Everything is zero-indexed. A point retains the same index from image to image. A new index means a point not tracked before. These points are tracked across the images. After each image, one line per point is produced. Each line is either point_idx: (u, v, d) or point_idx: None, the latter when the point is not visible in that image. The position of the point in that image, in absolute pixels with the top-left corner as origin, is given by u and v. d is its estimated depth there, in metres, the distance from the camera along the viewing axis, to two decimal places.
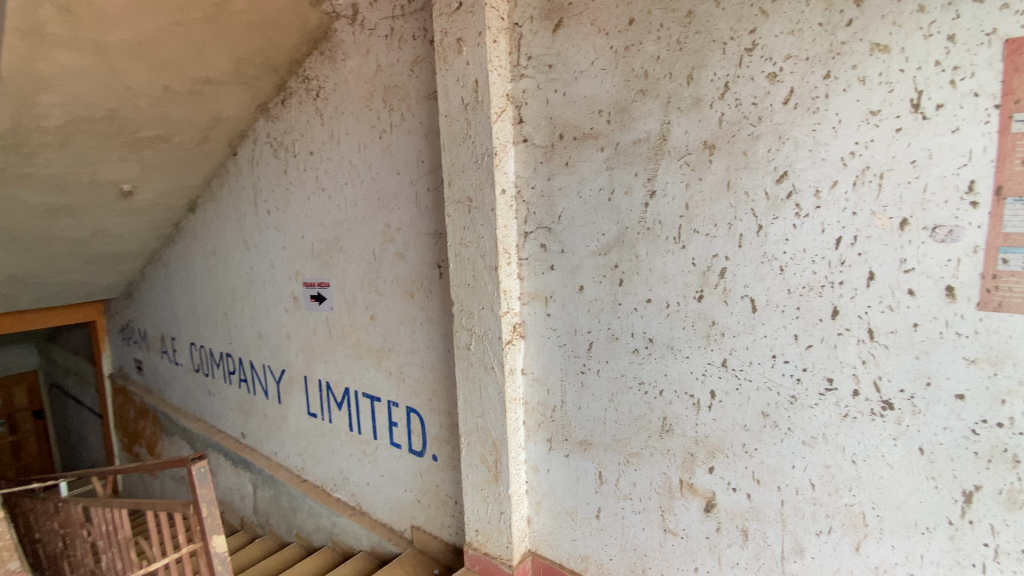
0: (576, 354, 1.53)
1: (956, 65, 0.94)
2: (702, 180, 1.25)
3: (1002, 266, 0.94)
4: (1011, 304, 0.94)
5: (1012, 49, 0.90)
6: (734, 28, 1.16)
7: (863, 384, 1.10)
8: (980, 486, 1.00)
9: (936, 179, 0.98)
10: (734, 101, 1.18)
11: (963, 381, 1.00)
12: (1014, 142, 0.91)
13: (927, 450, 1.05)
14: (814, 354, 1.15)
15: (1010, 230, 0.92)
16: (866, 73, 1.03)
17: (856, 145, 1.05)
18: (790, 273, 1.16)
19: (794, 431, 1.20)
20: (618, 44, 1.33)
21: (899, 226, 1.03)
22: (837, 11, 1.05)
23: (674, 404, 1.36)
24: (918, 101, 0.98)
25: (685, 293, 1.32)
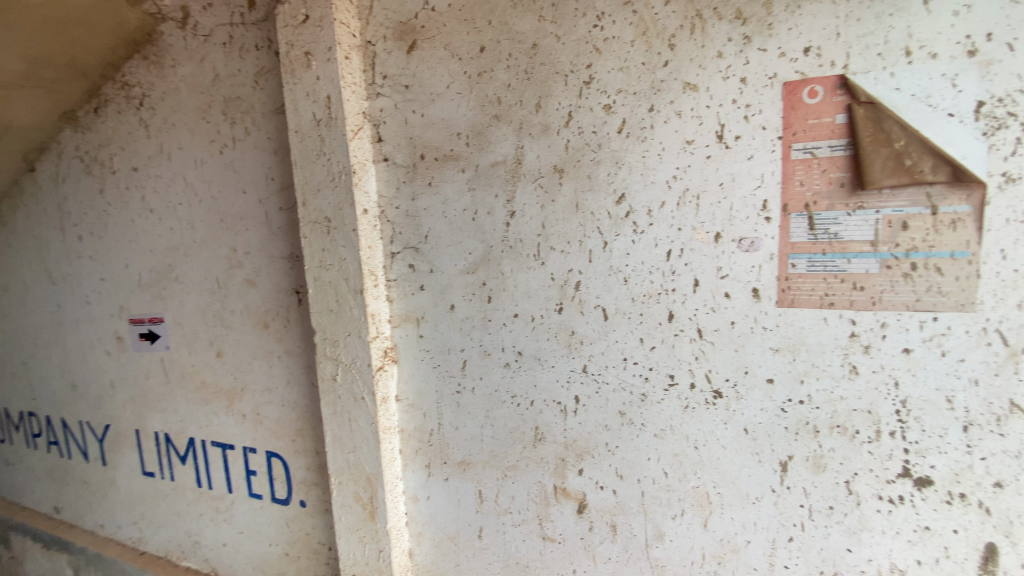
0: (450, 373, 1.52)
1: (748, 103, 1.14)
2: (554, 202, 1.34)
3: (792, 269, 1.14)
4: (800, 300, 1.14)
5: (789, 90, 1.11)
6: (574, 62, 1.27)
7: (698, 377, 1.25)
8: (792, 455, 1.19)
9: (739, 199, 1.16)
10: (577, 129, 1.29)
11: (771, 367, 1.19)
12: (794, 167, 1.12)
13: (749, 429, 1.22)
14: (657, 354, 1.29)
15: (795, 240, 1.13)
16: (680, 107, 1.19)
17: (677, 169, 1.21)
18: (633, 282, 1.29)
19: (647, 426, 1.31)
20: (471, 70, 1.37)
21: (714, 239, 1.20)
22: (655, 53, 1.20)
23: (545, 413, 1.42)
24: (721, 132, 1.16)
25: (547, 305, 1.39)
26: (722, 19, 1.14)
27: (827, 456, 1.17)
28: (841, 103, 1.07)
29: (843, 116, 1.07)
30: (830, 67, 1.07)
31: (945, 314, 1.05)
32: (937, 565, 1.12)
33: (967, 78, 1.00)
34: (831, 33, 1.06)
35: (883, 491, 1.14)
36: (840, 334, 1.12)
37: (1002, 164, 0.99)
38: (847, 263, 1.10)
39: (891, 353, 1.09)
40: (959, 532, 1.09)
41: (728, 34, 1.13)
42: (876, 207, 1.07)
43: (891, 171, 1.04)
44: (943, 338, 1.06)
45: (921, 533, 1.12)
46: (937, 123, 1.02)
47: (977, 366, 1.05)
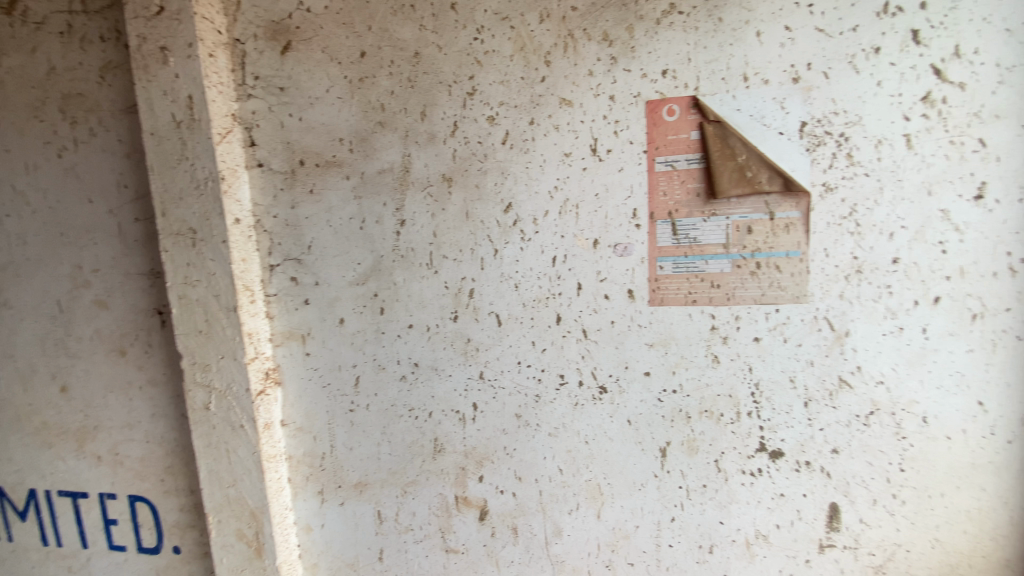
0: (342, 392, 1.45)
1: (617, 119, 1.26)
2: (445, 210, 1.34)
3: (661, 271, 1.30)
4: (668, 299, 1.30)
5: (652, 108, 1.25)
6: (456, 73, 1.29)
7: (585, 374, 1.36)
8: (670, 441, 1.35)
9: (612, 208, 1.30)
10: (463, 139, 1.31)
11: (647, 361, 1.33)
12: (658, 179, 1.27)
13: (632, 420, 1.35)
14: (548, 355, 1.36)
15: (661, 244, 1.29)
16: (558, 122, 1.28)
17: (558, 180, 1.30)
18: (523, 288, 1.35)
19: (542, 426, 1.37)
20: (352, 75, 1.34)
21: (593, 245, 1.32)
22: (533, 68, 1.27)
23: (443, 423, 1.41)
24: (595, 146, 1.28)
25: (441, 315, 1.38)
26: (591, 40, 1.24)
27: (698, 439, 1.34)
28: (694, 121, 1.24)
29: (695, 133, 1.24)
30: (684, 88, 1.23)
31: (784, 306, 1.27)
32: (792, 527, 1.32)
33: (792, 102, 1.20)
34: (684, 58, 1.22)
35: (745, 466, 1.33)
36: (702, 327, 1.30)
37: (822, 175, 1.21)
38: (705, 264, 1.28)
39: (745, 342, 1.29)
40: (808, 496, 1.31)
41: (597, 54, 1.24)
42: (725, 214, 1.25)
43: (735, 182, 1.23)
44: (784, 327, 1.27)
45: (778, 499, 1.32)
46: (773, 141, 1.21)
47: (813, 349, 1.27)
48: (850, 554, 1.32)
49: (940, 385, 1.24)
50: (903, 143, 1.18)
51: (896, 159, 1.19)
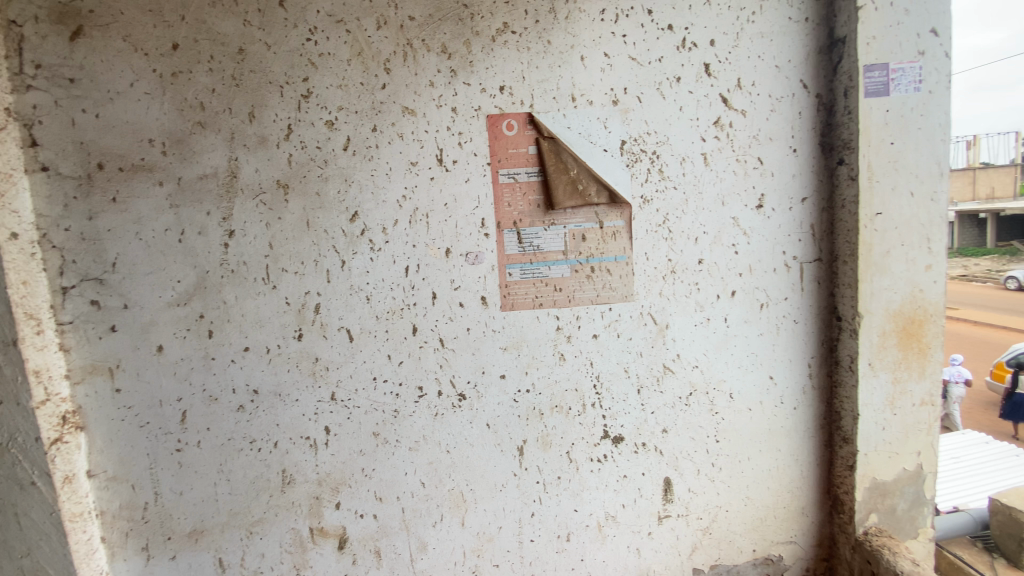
0: (166, 430, 1.29)
1: (460, 131, 1.33)
2: (281, 220, 1.28)
3: (511, 277, 1.39)
4: (519, 303, 1.40)
5: (493, 122, 1.35)
6: (289, 73, 1.25)
7: (444, 383, 1.39)
8: (526, 439, 1.44)
9: (461, 217, 1.35)
10: (299, 143, 1.26)
11: (502, 365, 1.41)
12: (503, 190, 1.37)
13: (491, 424, 1.42)
14: (405, 368, 1.37)
15: (510, 252, 1.38)
16: (402, 130, 1.30)
17: (406, 190, 1.32)
18: (375, 300, 1.34)
19: (401, 442, 1.38)
20: (163, 69, 1.20)
21: (445, 254, 1.35)
22: (373, 74, 1.28)
23: (292, 452, 1.34)
24: (440, 156, 1.33)
25: (284, 334, 1.31)
26: (430, 51, 1.30)
27: (551, 434, 1.45)
28: (530, 137, 1.37)
29: (532, 147, 1.37)
30: (520, 104, 1.35)
31: (616, 304, 1.45)
32: (635, 505, 1.51)
33: (613, 122, 1.40)
34: (518, 76, 1.34)
35: (593, 454, 1.48)
36: (549, 329, 1.42)
37: (640, 189, 1.42)
38: (548, 269, 1.41)
39: (586, 339, 1.45)
40: (647, 474, 1.51)
41: (436, 66, 1.30)
42: (563, 224, 1.40)
43: (569, 194, 1.38)
44: (617, 323, 1.45)
45: (622, 480, 1.50)
46: (600, 156, 1.39)
47: (642, 342, 1.46)
48: (683, 521, 1.54)
49: (741, 364, 1.51)
50: (701, 160, 1.43)
51: (697, 174, 1.43)
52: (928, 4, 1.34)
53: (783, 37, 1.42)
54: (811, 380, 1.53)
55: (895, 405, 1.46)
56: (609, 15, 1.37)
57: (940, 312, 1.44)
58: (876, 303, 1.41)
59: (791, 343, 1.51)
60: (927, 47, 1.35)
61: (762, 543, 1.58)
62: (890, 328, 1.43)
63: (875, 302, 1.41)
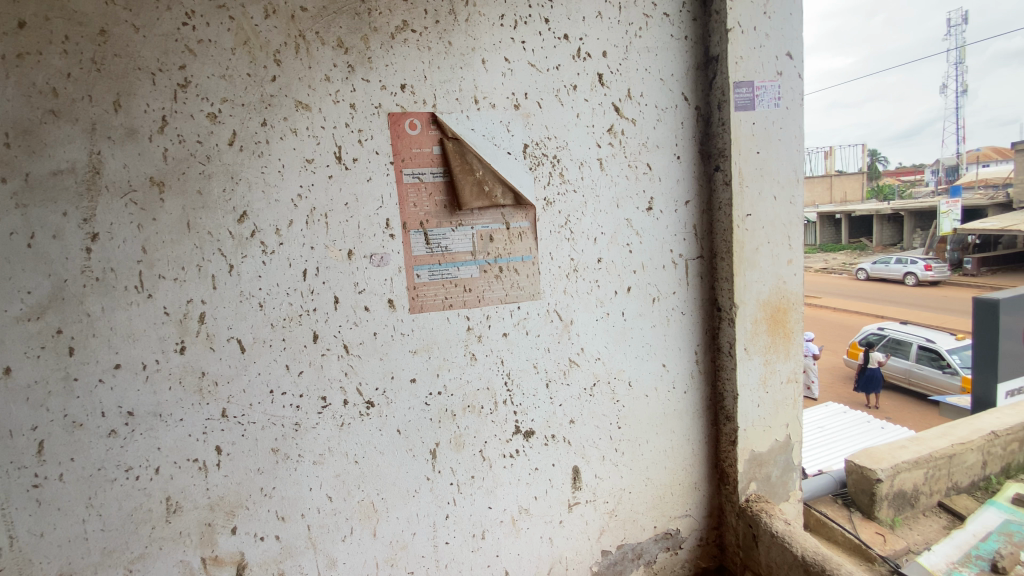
0: (18, 464, 1.12)
1: (360, 128, 1.30)
2: (156, 220, 1.16)
3: (418, 279, 1.39)
4: (427, 305, 1.40)
5: (394, 120, 1.33)
6: (161, 60, 1.14)
7: (350, 392, 1.34)
8: (439, 442, 1.44)
9: (364, 218, 1.32)
10: (175, 137, 1.16)
11: (412, 368, 1.40)
12: (408, 190, 1.35)
13: (403, 429, 1.40)
14: (306, 378, 1.31)
15: (416, 253, 1.38)
16: (295, 125, 1.24)
17: (301, 188, 1.26)
18: (269, 307, 1.26)
19: (304, 456, 1.32)
20: (4, 49, 1.05)
21: (347, 256, 1.31)
22: (261, 65, 1.21)
23: (177, 477, 1.22)
24: (339, 154, 1.29)
25: (162, 348, 1.19)
26: (325, 44, 1.25)
27: (464, 434, 1.46)
28: (434, 137, 1.37)
29: (437, 148, 1.37)
30: (422, 104, 1.35)
31: (524, 303, 1.48)
32: (546, 495, 1.56)
33: (515, 125, 1.44)
34: (420, 75, 1.34)
35: (506, 450, 1.51)
36: (460, 329, 1.44)
37: (543, 191, 1.47)
38: (457, 270, 1.42)
39: (496, 338, 1.47)
40: (556, 464, 1.56)
41: (332, 60, 1.26)
42: (471, 224, 1.41)
43: (476, 195, 1.40)
44: (526, 321, 1.49)
45: (534, 473, 1.54)
46: (504, 159, 1.43)
47: (549, 339, 1.52)
48: (591, 506, 1.61)
49: (638, 354, 1.62)
50: (597, 165, 1.51)
51: (595, 179, 1.51)
52: (784, 31, 1.53)
53: (666, 53, 1.55)
54: (697, 365, 1.68)
55: (767, 383, 1.65)
56: (508, 21, 1.41)
57: (799, 300, 1.65)
58: (749, 294, 1.58)
59: (681, 333, 1.65)
60: (784, 69, 1.54)
61: (662, 519, 1.71)
62: (760, 316, 1.61)
63: (748, 294, 1.58)
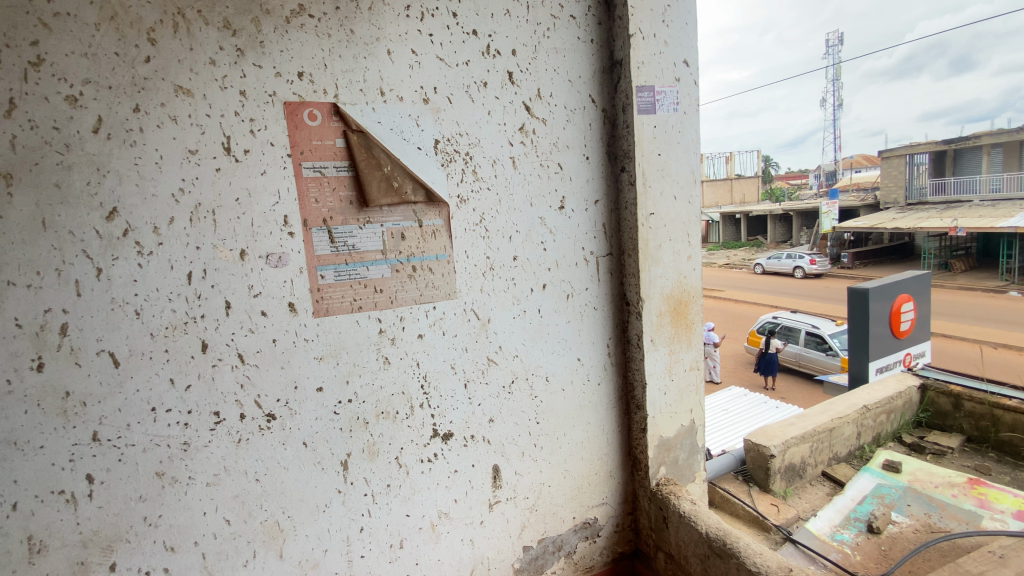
0: None
1: (251, 117, 1.22)
2: (3, 218, 1.03)
3: (322, 280, 1.32)
4: (333, 308, 1.33)
5: (291, 110, 1.25)
6: (6, 33, 1.02)
7: (247, 405, 1.26)
8: (351, 452, 1.38)
9: (258, 215, 1.24)
10: (26, 122, 1.04)
11: (318, 376, 1.33)
12: (308, 185, 1.28)
13: (309, 441, 1.33)
14: (195, 393, 1.21)
15: (320, 253, 1.31)
16: (175, 113, 1.15)
17: (183, 182, 1.17)
18: (148, 315, 1.16)
19: (195, 478, 1.22)
20: None
21: (240, 257, 1.23)
22: (132, 45, 1.11)
23: (39, 513, 1.09)
24: (228, 145, 1.20)
25: (14, 365, 1.06)
26: (209, 25, 1.16)
27: (377, 441, 1.41)
28: (337, 129, 1.30)
29: (340, 140, 1.31)
30: (322, 94, 1.28)
31: (439, 303, 1.45)
32: (467, 497, 1.54)
33: (425, 120, 1.40)
34: (319, 63, 1.27)
35: (423, 454, 1.47)
36: (371, 332, 1.38)
37: (456, 188, 1.44)
38: (366, 270, 1.36)
39: (410, 340, 1.42)
40: (476, 465, 1.55)
41: (218, 42, 1.17)
42: (380, 222, 1.36)
43: (384, 191, 1.35)
44: (441, 322, 1.46)
45: (454, 475, 1.51)
46: (414, 154, 1.38)
47: (466, 338, 1.49)
48: (512, 503, 1.61)
49: (554, 350, 1.64)
50: (510, 164, 1.51)
51: (507, 177, 1.51)
52: (681, 39, 1.62)
53: (574, 54, 1.58)
54: (609, 357, 1.74)
55: (672, 371, 1.75)
56: (414, 13, 1.36)
57: (699, 292, 1.76)
58: (654, 288, 1.67)
59: (594, 327, 1.70)
60: (681, 75, 1.63)
61: (580, 510, 1.75)
62: (665, 309, 1.70)
63: (653, 288, 1.66)
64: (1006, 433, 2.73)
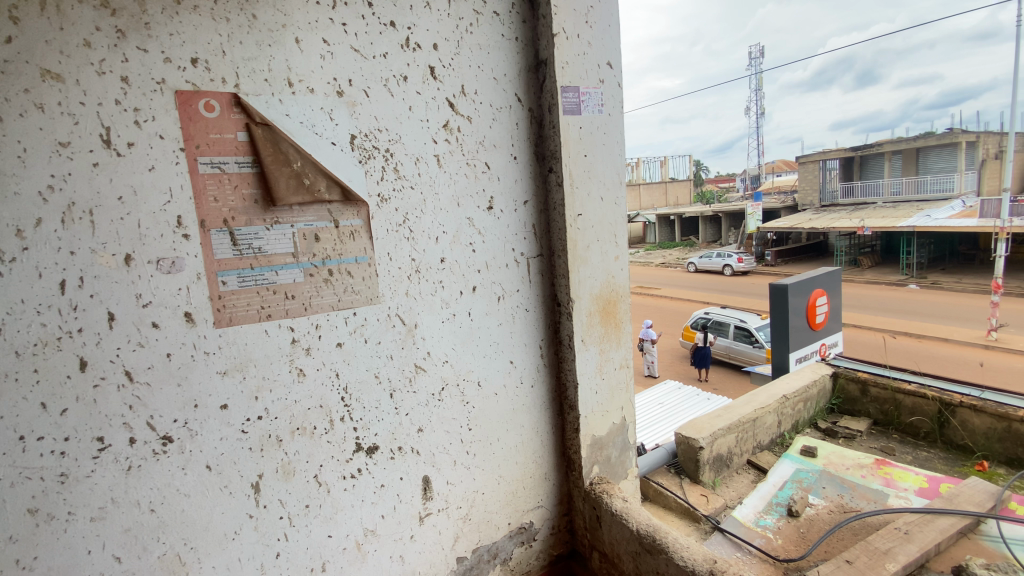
0: None
1: (135, 107, 1.09)
2: None
3: (223, 287, 1.20)
4: (237, 317, 1.22)
5: (184, 99, 1.14)
6: None
7: (138, 428, 1.13)
8: (262, 473, 1.27)
9: (146, 215, 1.11)
10: None
11: (222, 393, 1.21)
12: (204, 182, 1.17)
13: (213, 464, 1.21)
14: (73, 417, 1.07)
15: (220, 257, 1.19)
16: (41, 100, 1.02)
17: (53, 178, 1.03)
18: (11, 331, 1.02)
19: (76, 513, 1.09)
20: None
21: (124, 262, 1.10)
22: None
23: None
24: (107, 137, 1.07)
25: None
26: (82, 2, 1.04)
27: (293, 460, 1.30)
28: (238, 121, 1.19)
29: (243, 134, 1.20)
30: (221, 83, 1.17)
31: (360, 308, 1.36)
32: (395, 512, 1.46)
33: (340, 114, 1.31)
34: (216, 50, 1.16)
35: (345, 471, 1.38)
36: (282, 342, 1.27)
37: (376, 187, 1.36)
38: (275, 275, 1.26)
39: (328, 349, 1.33)
40: (404, 478, 1.47)
41: (94, 22, 1.05)
42: (290, 222, 1.26)
43: (294, 190, 1.25)
44: (363, 329, 1.36)
45: (380, 490, 1.43)
46: (327, 150, 1.29)
47: (390, 345, 1.41)
48: (444, 515, 1.55)
49: (486, 353, 1.58)
50: (434, 162, 1.44)
51: (432, 175, 1.44)
52: (605, 41, 1.62)
53: (498, 51, 1.53)
54: (542, 359, 1.71)
55: (602, 371, 1.76)
56: None
57: (627, 292, 1.79)
58: (583, 289, 1.67)
59: (526, 329, 1.66)
60: (606, 77, 1.64)
61: (515, 515, 1.72)
62: (594, 309, 1.71)
63: (582, 288, 1.66)
64: (907, 416, 2.99)
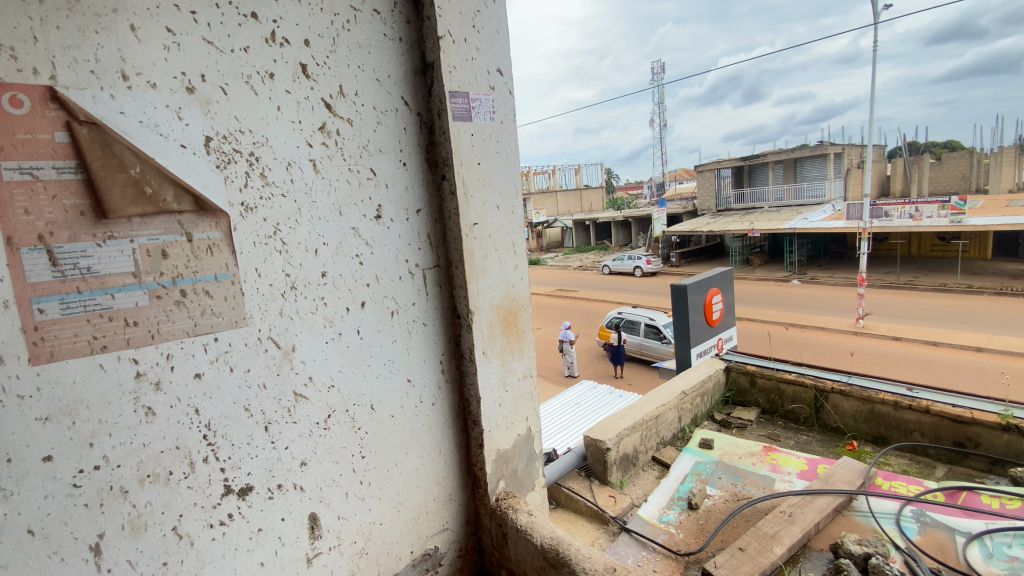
0: None
1: None
2: None
3: (40, 317, 1.00)
4: (62, 350, 1.03)
5: None
6: None
7: None
8: (104, 533, 1.07)
9: None
10: None
11: (44, 443, 1.01)
12: (10, 191, 0.97)
13: (36, 528, 1.01)
14: None
15: (35, 280, 0.99)
16: None
17: None
18: None
19: None
20: None
21: None
22: None
23: None
24: None
25: None
26: None
27: (143, 513, 1.12)
28: (57, 119, 1.00)
29: (62, 134, 1.01)
30: (31, 74, 0.98)
31: (223, 333, 1.20)
32: (276, 557, 1.31)
33: (190, 113, 1.14)
34: (24, 35, 0.97)
35: (212, 519, 1.21)
36: (123, 377, 1.08)
37: (238, 195, 1.20)
38: (111, 299, 1.07)
39: (184, 382, 1.15)
40: (286, 518, 1.32)
41: None
42: (128, 237, 1.08)
43: (132, 200, 1.08)
44: (227, 356, 1.20)
45: (257, 536, 1.27)
46: (175, 154, 1.13)
47: (262, 372, 1.25)
48: (336, 552, 1.42)
49: (379, 374, 1.46)
50: (310, 167, 1.31)
51: (308, 181, 1.30)
52: (494, 47, 1.58)
53: (381, 52, 1.44)
54: (443, 375, 1.62)
55: (506, 383, 1.71)
56: None
57: (528, 301, 1.76)
58: (482, 300, 1.61)
59: (423, 345, 1.56)
60: (496, 84, 1.60)
61: (418, 542, 1.61)
62: (495, 320, 1.66)
63: (481, 300, 1.61)
64: (789, 403, 3.28)
